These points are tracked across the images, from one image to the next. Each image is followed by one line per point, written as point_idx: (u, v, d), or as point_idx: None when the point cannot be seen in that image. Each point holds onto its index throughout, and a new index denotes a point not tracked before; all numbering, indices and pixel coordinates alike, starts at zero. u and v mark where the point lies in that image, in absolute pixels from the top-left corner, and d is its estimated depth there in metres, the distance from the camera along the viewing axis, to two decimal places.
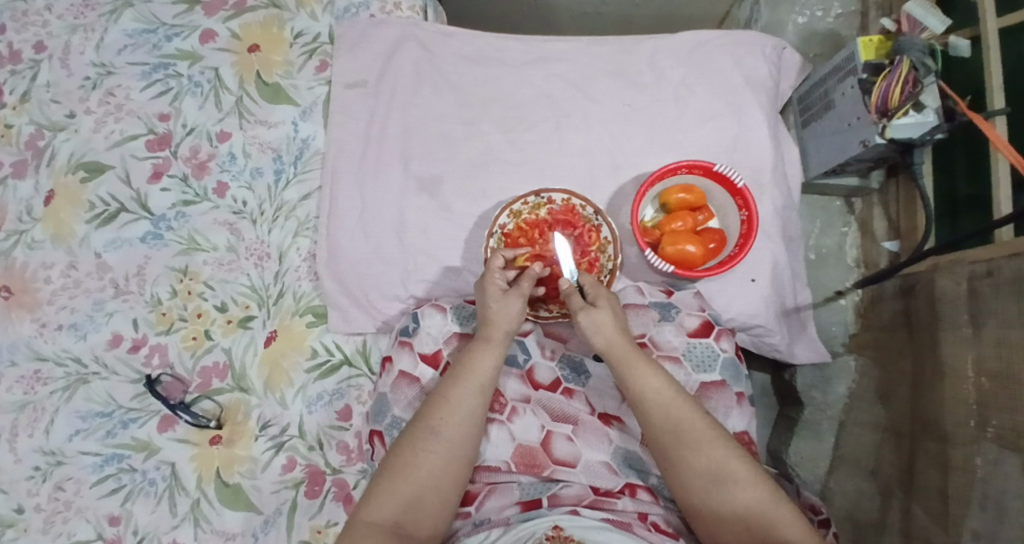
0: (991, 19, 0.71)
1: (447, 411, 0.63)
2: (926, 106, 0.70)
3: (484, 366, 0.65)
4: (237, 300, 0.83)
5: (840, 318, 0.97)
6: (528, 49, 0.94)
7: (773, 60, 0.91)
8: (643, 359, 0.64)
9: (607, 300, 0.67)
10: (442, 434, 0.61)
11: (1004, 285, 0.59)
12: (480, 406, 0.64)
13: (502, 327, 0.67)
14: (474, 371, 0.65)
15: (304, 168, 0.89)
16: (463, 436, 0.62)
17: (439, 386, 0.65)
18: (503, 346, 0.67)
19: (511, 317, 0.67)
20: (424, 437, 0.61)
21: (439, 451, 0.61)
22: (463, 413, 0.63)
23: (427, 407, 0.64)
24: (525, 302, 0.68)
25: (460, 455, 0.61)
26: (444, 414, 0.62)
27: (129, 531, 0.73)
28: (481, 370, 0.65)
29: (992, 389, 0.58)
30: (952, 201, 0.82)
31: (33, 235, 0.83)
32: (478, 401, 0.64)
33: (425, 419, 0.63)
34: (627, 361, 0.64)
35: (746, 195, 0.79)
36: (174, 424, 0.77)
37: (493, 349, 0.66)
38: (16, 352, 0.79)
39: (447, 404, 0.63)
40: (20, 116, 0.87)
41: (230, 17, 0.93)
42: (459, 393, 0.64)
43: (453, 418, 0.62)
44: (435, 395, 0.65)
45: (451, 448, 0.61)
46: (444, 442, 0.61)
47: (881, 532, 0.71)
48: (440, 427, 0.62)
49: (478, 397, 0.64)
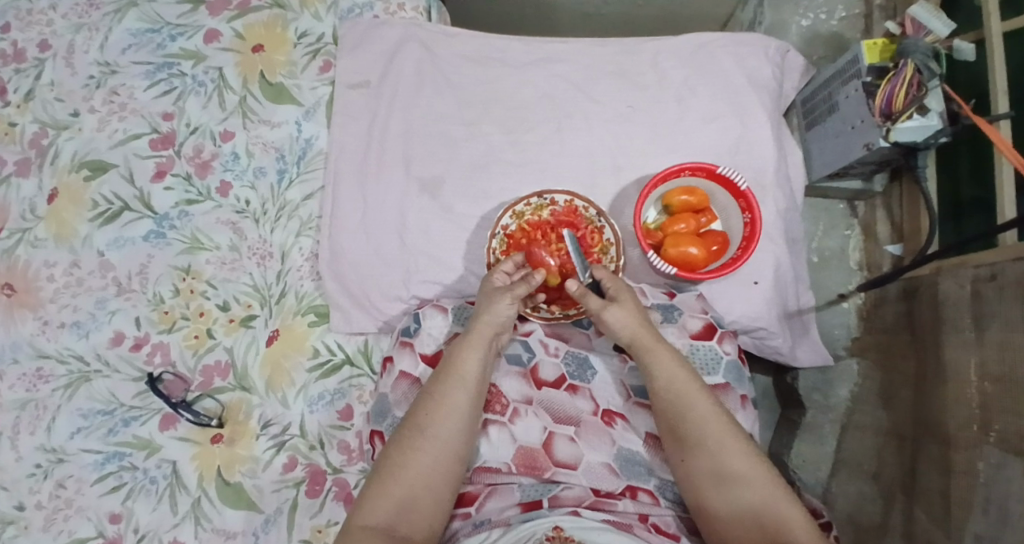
0: (995, 21, 0.71)
1: (435, 409, 0.63)
2: (930, 109, 0.70)
3: (470, 361, 0.65)
4: (239, 299, 0.83)
5: (842, 321, 0.97)
6: (531, 50, 0.94)
7: (776, 62, 0.91)
8: (667, 346, 0.65)
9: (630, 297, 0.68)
10: (430, 432, 0.61)
11: (1007, 288, 0.59)
12: (467, 401, 0.64)
13: (486, 320, 0.68)
14: (458, 366, 0.65)
15: (306, 168, 0.89)
16: (451, 433, 0.62)
17: (427, 385, 0.66)
18: (487, 340, 0.67)
19: (498, 314, 0.68)
20: (412, 437, 0.61)
21: (427, 450, 0.60)
22: (451, 409, 0.63)
23: (416, 407, 0.64)
24: (513, 300, 0.68)
25: (449, 452, 0.61)
26: (430, 411, 0.63)
27: (129, 529, 0.73)
28: (466, 366, 0.65)
29: (995, 393, 0.58)
30: (955, 203, 0.81)
31: (36, 233, 0.84)
32: (465, 399, 0.64)
33: (413, 419, 0.63)
34: (649, 349, 0.64)
35: (749, 198, 0.79)
36: (176, 423, 0.77)
37: (480, 345, 0.67)
38: (18, 350, 0.79)
39: (433, 403, 0.63)
40: (24, 115, 0.88)
41: (233, 17, 0.93)
42: (447, 391, 0.64)
43: (441, 415, 0.62)
44: (423, 394, 0.65)
45: (440, 445, 0.61)
46: (432, 440, 0.61)
47: (882, 536, 0.71)
48: (427, 426, 0.62)
49: (465, 393, 0.64)
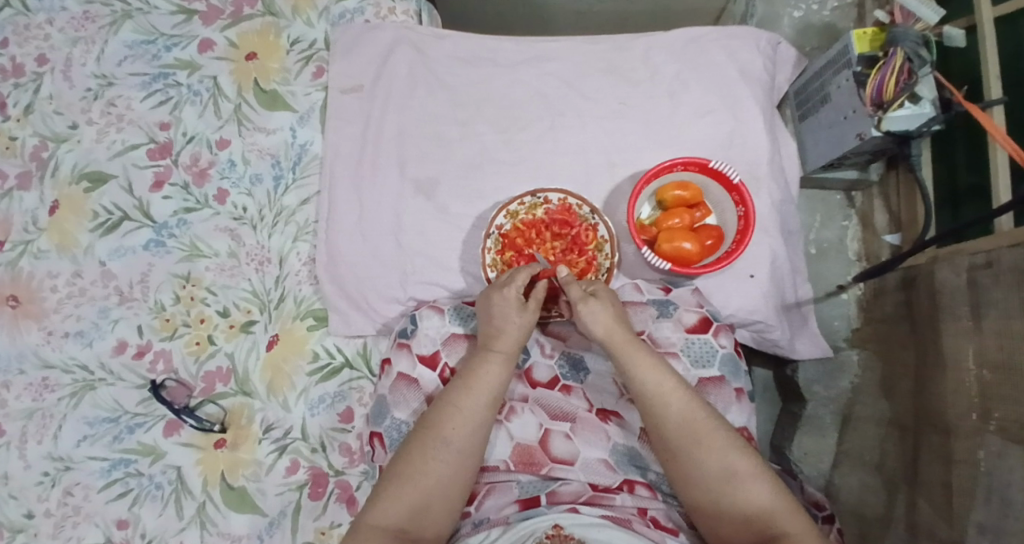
0: (986, 4, 0.70)
1: (457, 419, 0.62)
2: (922, 97, 0.69)
3: (492, 374, 0.65)
4: (238, 305, 0.84)
5: (841, 312, 0.96)
6: (522, 49, 0.94)
7: (768, 53, 0.91)
8: (644, 349, 0.64)
9: (606, 295, 0.69)
10: (454, 444, 0.61)
11: (1003, 275, 0.59)
12: (490, 416, 0.64)
13: (510, 335, 0.67)
14: (483, 379, 0.65)
15: (301, 174, 0.90)
16: (473, 445, 0.62)
17: (448, 393, 0.65)
18: (510, 356, 0.67)
19: (524, 329, 0.68)
20: (435, 445, 0.61)
21: (449, 460, 0.61)
22: (474, 423, 0.62)
23: (440, 414, 0.63)
24: (533, 313, 0.69)
25: (469, 465, 0.62)
26: (456, 424, 0.62)
27: (137, 534, 0.74)
28: (489, 380, 0.65)
29: (995, 381, 0.57)
30: (952, 190, 0.81)
31: (38, 244, 0.85)
32: (487, 410, 0.64)
33: (433, 426, 0.62)
34: (627, 353, 0.64)
35: (742, 191, 0.79)
36: (179, 429, 0.78)
37: (506, 361, 0.67)
38: (24, 360, 0.80)
39: (460, 414, 0.63)
40: (25, 128, 0.89)
41: (227, 25, 0.94)
42: (467, 401, 0.64)
43: (463, 426, 0.62)
44: (446, 402, 0.64)
45: (461, 457, 0.61)
46: (456, 452, 0.61)
47: (886, 526, 0.70)
48: (451, 437, 0.61)
49: (489, 406, 0.64)
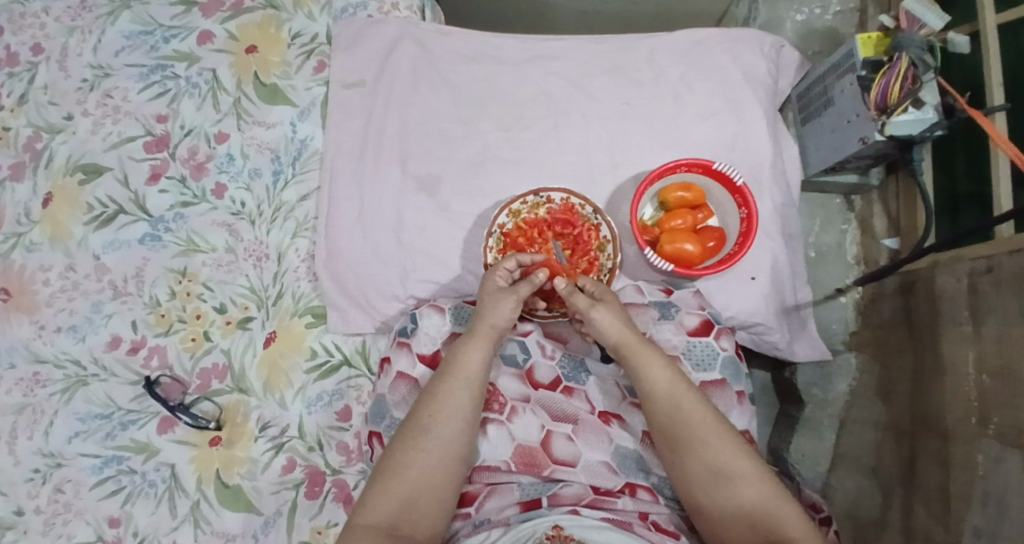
0: (991, 13, 0.71)
1: (438, 408, 0.62)
2: (925, 103, 0.70)
3: (472, 360, 0.65)
4: (236, 301, 0.83)
5: (840, 315, 0.97)
6: (526, 48, 0.94)
7: (771, 57, 0.91)
8: (652, 349, 0.65)
9: (612, 300, 0.69)
10: (434, 432, 0.61)
11: (1004, 281, 0.59)
12: (471, 402, 0.63)
13: (490, 321, 0.68)
14: (463, 366, 0.65)
15: (301, 169, 0.89)
16: (455, 434, 0.61)
17: (430, 384, 0.65)
18: (489, 340, 0.67)
19: (503, 316, 0.68)
20: (416, 437, 0.61)
21: (432, 451, 0.60)
22: (454, 411, 0.62)
23: (419, 406, 0.63)
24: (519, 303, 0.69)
25: (455, 453, 0.61)
26: (434, 411, 0.62)
27: (128, 533, 0.73)
28: (469, 366, 0.65)
29: (993, 387, 0.58)
30: (952, 196, 0.81)
31: (31, 237, 0.83)
32: (468, 398, 0.63)
33: (416, 418, 0.62)
34: (636, 352, 0.64)
35: (745, 194, 0.79)
36: (173, 426, 0.77)
37: (483, 345, 0.67)
38: (15, 354, 0.79)
39: (438, 402, 0.63)
40: (18, 118, 0.87)
41: (227, 17, 0.93)
42: (447, 389, 0.63)
43: (446, 415, 0.62)
44: (426, 392, 0.64)
45: (444, 445, 0.61)
46: (436, 440, 0.61)
47: (882, 530, 0.71)
48: (431, 426, 0.61)
49: (468, 393, 0.64)
